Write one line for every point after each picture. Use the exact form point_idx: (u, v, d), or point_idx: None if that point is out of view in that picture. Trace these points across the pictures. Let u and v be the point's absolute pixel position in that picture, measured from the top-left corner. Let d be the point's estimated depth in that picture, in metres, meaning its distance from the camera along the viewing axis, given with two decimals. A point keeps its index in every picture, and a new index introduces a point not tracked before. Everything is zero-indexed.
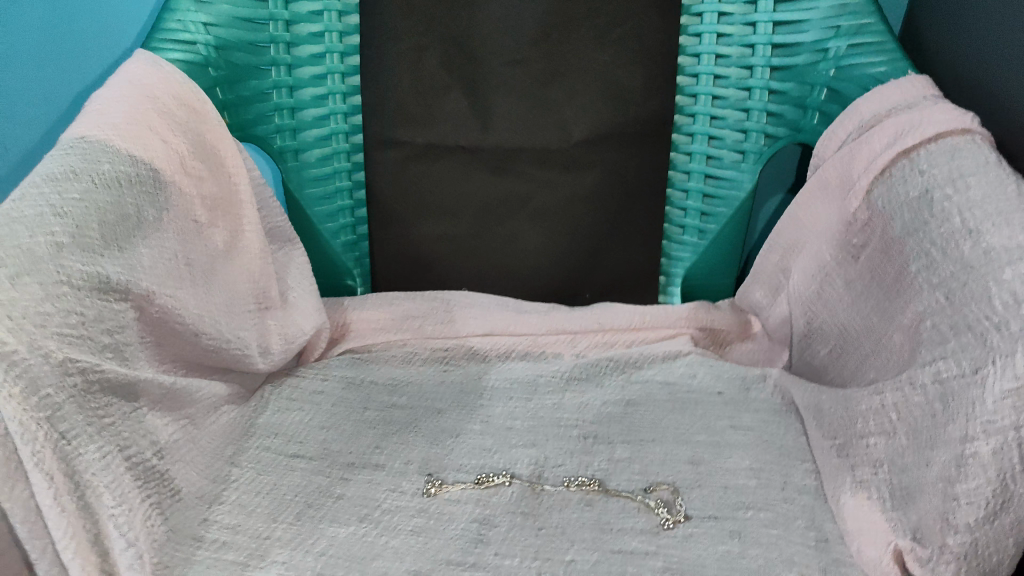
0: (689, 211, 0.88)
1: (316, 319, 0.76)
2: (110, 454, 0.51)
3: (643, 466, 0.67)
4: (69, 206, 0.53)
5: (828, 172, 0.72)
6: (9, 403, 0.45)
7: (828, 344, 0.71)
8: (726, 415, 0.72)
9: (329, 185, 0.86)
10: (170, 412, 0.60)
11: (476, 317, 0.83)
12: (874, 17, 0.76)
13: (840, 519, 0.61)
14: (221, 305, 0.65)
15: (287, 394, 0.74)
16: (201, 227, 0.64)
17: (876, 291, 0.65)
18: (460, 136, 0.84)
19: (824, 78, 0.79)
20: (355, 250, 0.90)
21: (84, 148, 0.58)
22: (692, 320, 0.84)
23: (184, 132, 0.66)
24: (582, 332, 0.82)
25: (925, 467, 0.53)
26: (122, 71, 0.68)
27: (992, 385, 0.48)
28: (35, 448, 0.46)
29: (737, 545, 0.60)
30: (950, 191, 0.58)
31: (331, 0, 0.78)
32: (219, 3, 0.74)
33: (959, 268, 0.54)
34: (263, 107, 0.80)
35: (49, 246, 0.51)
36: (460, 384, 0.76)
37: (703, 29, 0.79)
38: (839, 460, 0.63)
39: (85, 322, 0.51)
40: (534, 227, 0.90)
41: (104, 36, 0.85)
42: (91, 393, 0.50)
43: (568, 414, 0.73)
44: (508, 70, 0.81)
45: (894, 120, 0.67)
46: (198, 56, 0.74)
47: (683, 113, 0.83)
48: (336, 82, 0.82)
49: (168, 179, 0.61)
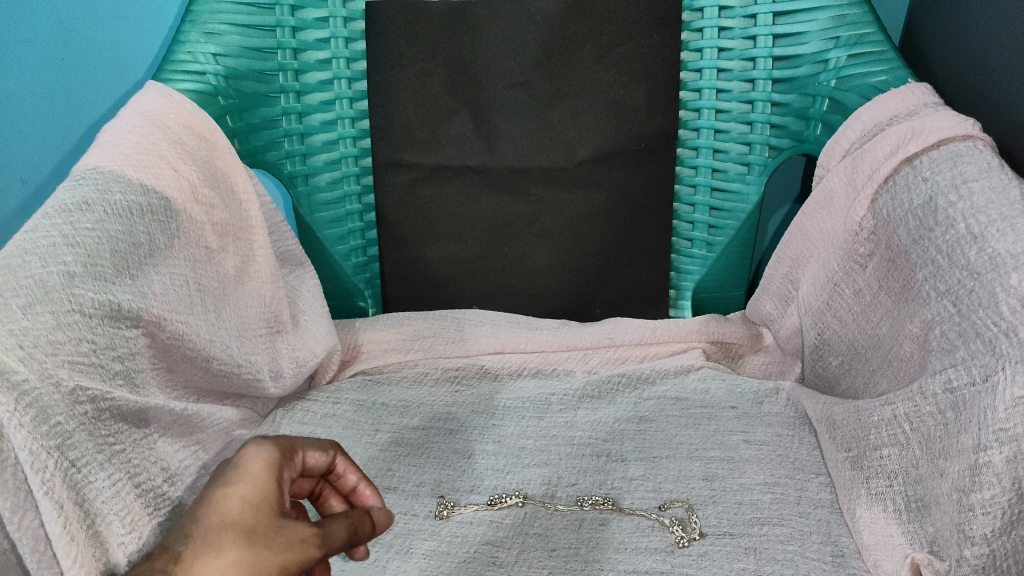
0: (696, 224, 0.89)
1: (326, 342, 0.77)
2: (120, 481, 0.51)
3: (656, 483, 0.67)
4: (82, 236, 0.55)
5: (832, 181, 0.72)
6: (20, 432, 0.45)
7: (840, 354, 0.70)
8: (738, 430, 0.71)
9: (339, 208, 0.87)
10: (181, 438, 0.61)
11: (486, 334, 0.83)
12: (873, 26, 0.75)
13: (856, 534, 0.60)
14: (231, 331, 0.66)
15: (298, 418, 0.74)
16: (212, 252, 0.65)
17: (886, 301, 0.64)
18: (465, 157, 0.85)
19: (825, 89, 0.78)
20: (366, 271, 0.92)
21: (97, 179, 0.59)
22: (705, 334, 0.83)
23: (196, 162, 0.67)
24: (593, 348, 0.82)
25: (940, 479, 0.52)
26: (134, 103, 0.69)
27: (1002, 391, 0.47)
28: (44, 476, 0.45)
29: (752, 562, 0.59)
30: (954, 198, 0.57)
31: (338, 27, 0.80)
32: (228, 33, 0.76)
33: (965, 275, 0.53)
34: (273, 134, 0.81)
35: (61, 276, 0.52)
36: (471, 404, 0.76)
37: (704, 44, 0.80)
38: (852, 472, 0.62)
39: (96, 350, 0.51)
40: (543, 245, 0.90)
41: (117, 69, 0.87)
42: (100, 420, 0.51)
43: (580, 431, 0.72)
44: (512, 92, 0.82)
45: (896, 129, 0.67)
46: (209, 86, 0.75)
47: (686, 127, 0.84)
48: (344, 107, 0.83)
49: (178, 207, 0.62)
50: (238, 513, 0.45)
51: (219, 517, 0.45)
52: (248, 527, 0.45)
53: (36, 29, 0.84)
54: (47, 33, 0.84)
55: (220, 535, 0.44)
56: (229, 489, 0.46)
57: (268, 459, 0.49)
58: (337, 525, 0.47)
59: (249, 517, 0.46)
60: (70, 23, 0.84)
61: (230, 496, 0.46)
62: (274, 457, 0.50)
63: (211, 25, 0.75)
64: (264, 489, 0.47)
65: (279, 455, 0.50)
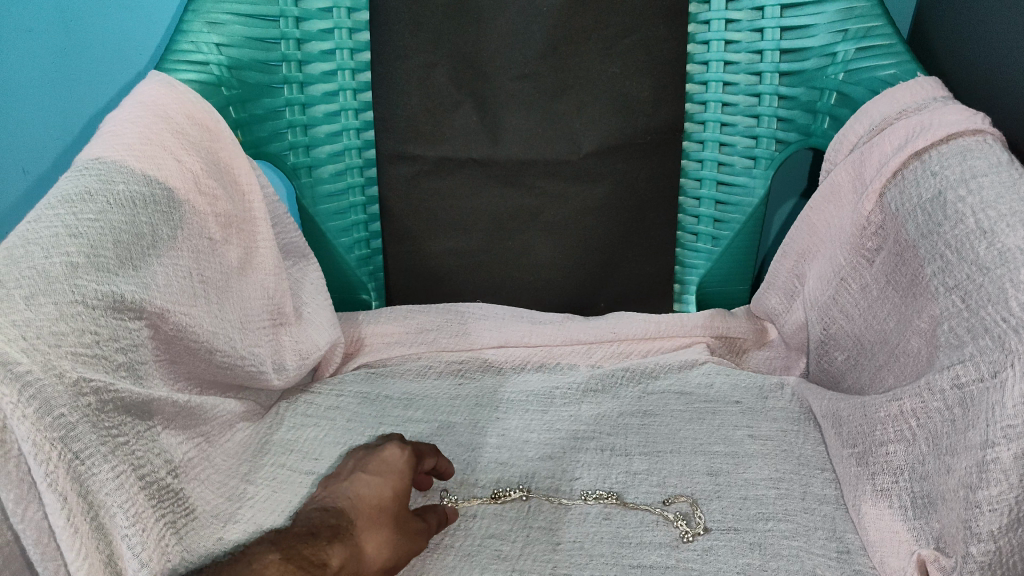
0: (702, 218, 0.88)
1: (330, 334, 0.76)
2: (123, 473, 0.50)
3: (661, 478, 0.66)
4: (84, 226, 0.54)
5: (839, 176, 0.71)
6: (23, 423, 0.45)
7: (846, 350, 0.70)
8: (743, 425, 0.71)
9: (343, 200, 0.86)
10: (184, 430, 0.61)
11: (489, 328, 0.83)
12: (881, 20, 0.74)
13: (862, 530, 0.59)
14: (234, 322, 0.65)
15: (302, 410, 0.74)
16: (215, 244, 0.65)
17: (893, 296, 0.64)
18: (469, 150, 0.85)
19: (833, 82, 0.78)
20: (369, 264, 0.91)
21: (100, 170, 0.59)
22: (709, 329, 0.82)
23: (199, 152, 0.66)
24: (597, 342, 0.81)
25: (946, 475, 0.52)
26: (137, 94, 0.69)
27: (1010, 387, 0.47)
28: (49, 467, 0.45)
29: (757, 558, 0.59)
30: (963, 192, 0.57)
31: (342, 18, 0.79)
32: (232, 24, 0.75)
33: (974, 270, 0.53)
34: (277, 125, 0.81)
35: (64, 266, 0.52)
36: (475, 397, 0.76)
37: (710, 36, 0.79)
38: (858, 468, 0.61)
39: (98, 341, 0.51)
40: (547, 239, 0.90)
41: (118, 59, 0.87)
42: (103, 412, 0.50)
43: (584, 425, 0.72)
44: (516, 84, 0.82)
45: (904, 123, 0.67)
46: (212, 77, 0.75)
47: (693, 120, 0.83)
48: (348, 98, 0.83)
49: (182, 198, 0.62)
50: (386, 500, 0.58)
51: (372, 499, 0.58)
52: (391, 514, 0.58)
53: (37, 18, 0.83)
54: (49, 22, 0.83)
55: (372, 517, 0.57)
56: (378, 480, 0.59)
57: (402, 464, 0.61)
58: (430, 518, 0.61)
59: (392, 504, 0.58)
60: (71, 13, 0.83)
61: (380, 484, 0.59)
62: (406, 463, 0.62)
63: (214, 15, 0.75)
64: (400, 488, 0.60)
65: (410, 462, 0.62)
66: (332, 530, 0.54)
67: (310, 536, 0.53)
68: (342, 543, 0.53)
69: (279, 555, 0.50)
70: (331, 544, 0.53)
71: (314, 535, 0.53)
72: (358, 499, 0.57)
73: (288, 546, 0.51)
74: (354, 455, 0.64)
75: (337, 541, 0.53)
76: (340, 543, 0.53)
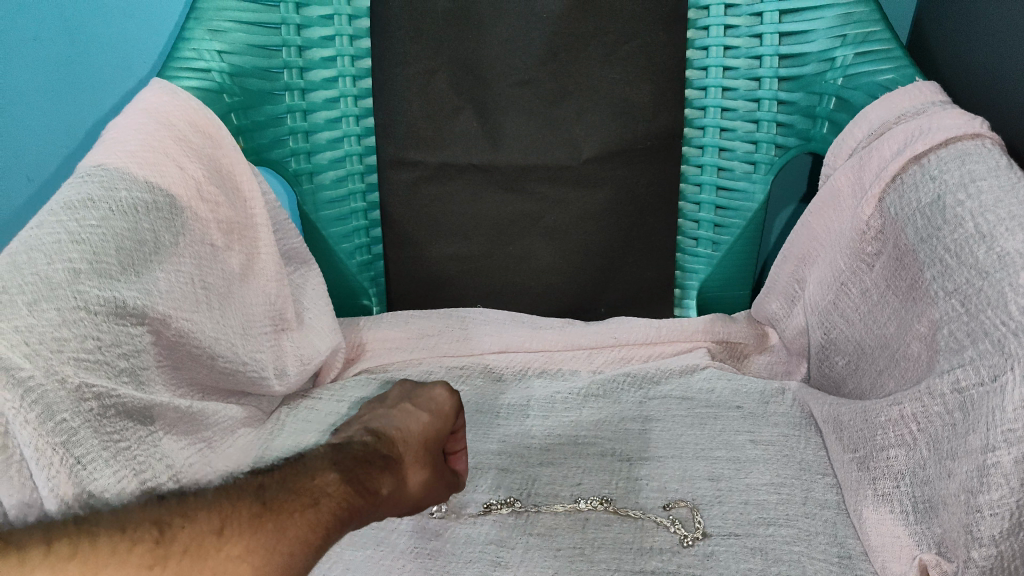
0: (702, 223, 0.88)
1: (331, 340, 0.77)
2: (125, 477, 0.51)
3: (662, 483, 0.67)
4: (86, 233, 0.55)
5: (839, 180, 0.71)
6: (25, 428, 0.45)
7: (847, 355, 0.70)
8: (745, 429, 0.71)
9: (343, 206, 0.87)
10: (185, 436, 0.61)
11: (490, 333, 0.83)
12: (879, 25, 0.75)
13: (862, 535, 0.59)
14: (236, 329, 0.66)
15: (303, 416, 0.74)
16: (216, 250, 0.65)
17: (893, 300, 0.64)
18: (470, 156, 0.85)
19: (832, 87, 0.78)
20: (371, 270, 0.91)
21: (103, 176, 0.60)
22: (709, 333, 0.82)
23: (202, 159, 0.67)
24: (598, 348, 0.82)
25: (947, 479, 0.52)
26: (139, 101, 0.69)
27: (1010, 391, 0.47)
28: (49, 473, 0.46)
29: (758, 563, 0.59)
30: (962, 197, 0.57)
31: (342, 25, 0.80)
32: (233, 31, 0.76)
33: (973, 274, 0.53)
34: (278, 132, 0.81)
35: (66, 273, 0.52)
36: (476, 403, 0.76)
37: (710, 42, 0.80)
38: (859, 473, 0.61)
39: (101, 347, 0.51)
40: (548, 244, 0.90)
41: (121, 67, 0.87)
42: (105, 417, 0.50)
43: (585, 430, 0.72)
44: (517, 90, 0.82)
45: (903, 127, 0.67)
46: (214, 84, 0.75)
47: (693, 126, 0.84)
48: (349, 105, 0.83)
49: (183, 204, 0.62)
50: (431, 440, 0.59)
51: (420, 437, 0.59)
52: (432, 456, 0.59)
53: (42, 27, 0.83)
54: (53, 31, 0.84)
55: (418, 455, 0.58)
56: (428, 419, 0.60)
57: (449, 409, 0.62)
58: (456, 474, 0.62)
59: (433, 445, 0.59)
60: (76, 22, 0.84)
61: (429, 423, 0.60)
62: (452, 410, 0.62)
63: (216, 23, 0.75)
64: (442, 432, 0.60)
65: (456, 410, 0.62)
66: (385, 461, 0.55)
67: (364, 463, 0.53)
68: (391, 474, 0.54)
69: (339, 474, 0.51)
70: (381, 472, 0.54)
71: (369, 464, 0.54)
72: (408, 433, 0.59)
73: (347, 468, 0.52)
74: (401, 386, 0.66)
75: (386, 473, 0.54)
76: (389, 474, 0.54)
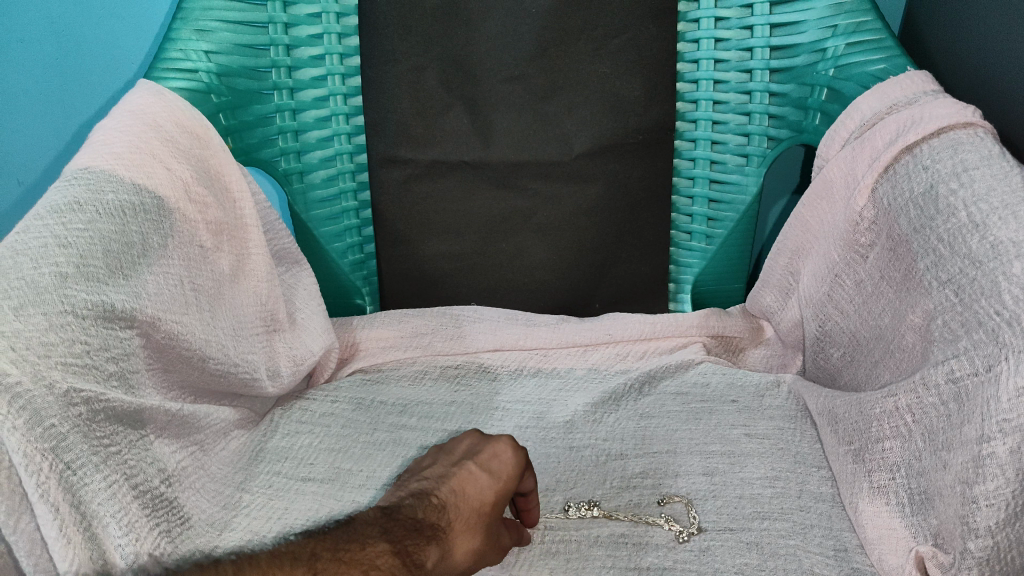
0: (696, 217, 0.87)
1: (323, 340, 0.76)
2: (116, 483, 0.50)
3: (656, 480, 0.66)
4: (73, 237, 0.54)
5: (832, 171, 0.71)
6: (13, 434, 0.45)
7: (842, 347, 0.70)
8: (740, 423, 0.70)
9: (334, 205, 0.86)
10: (178, 439, 0.60)
11: (486, 332, 0.82)
12: (871, 14, 0.74)
13: (857, 527, 0.59)
14: (227, 330, 0.65)
15: (296, 417, 0.73)
16: (206, 251, 0.64)
17: (887, 291, 0.63)
18: (461, 153, 0.84)
19: (823, 79, 0.77)
20: (363, 268, 0.91)
21: (89, 180, 0.59)
22: (705, 328, 0.82)
23: (190, 161, 0.66)
24: (592, 345, 0.81)
25: (943, 471, 0.52)
26: (126, 103, 0.69)
27: (1005, 381, 0.47)
28: (39, 479, 0.45)
29: (755, 557, 0.59)
30: (955, 186, 0.57)
31: (330, 23, 0.79)
32: (220, 30, 0.75)
33: (967, 263, 0.53)
34: (267, 131, 0.80)
35: (53, 277, 0.52)
36: (471, 403, 0.76)
37: (700, 34, 0.79)
38: (854, 466, 0.61)
39: (89, 351, 0.51)
40: (541, 241, 0.89)
41: (109, 68, 0.87)
42: (95, 422, 0.50)
43: (581, 428, 0.72)
44: (507, 86, 0.82)
45: (895, 117, 0.67)
46: (201, 84, 0.75)
47: (685, 119, 0.83)
48: (338, 103, 0.82)
49: (172, 206, 0.62)
50: (487, 505, 0.55)
51: (474, 502, 0.55)
52: (485, 524, 0.55)
53: (28, 28, 0.83)
54: (40, 33, 0.83)
55: (469, 522, 0.54)
56: (488, 482, 0.56)
57: (512, 470, 0.58)
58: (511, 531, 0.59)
59: (490, 511, 0.55)
60: (62, 23, 0.83)
61: (487, 487, 0.56)
62: (516, 470, 0.58)
63: (203, 22, 0.75)
64: (500, 496, 0.56)
65: (521, 469, 0.58)
66: (432, 530, 0.51)
67: (412, 532, 0.50)
68: (437, 546, 0.51)
69: (389, 547, 0.48)
70: (428, 543, 0.50)
71: (416, 531, 0.50)
72: (463, 497, 0.55)
73: (397, 539, 0.49)
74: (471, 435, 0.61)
75: (431, 543, 0.50)
76: (435, 544, 0.51)
